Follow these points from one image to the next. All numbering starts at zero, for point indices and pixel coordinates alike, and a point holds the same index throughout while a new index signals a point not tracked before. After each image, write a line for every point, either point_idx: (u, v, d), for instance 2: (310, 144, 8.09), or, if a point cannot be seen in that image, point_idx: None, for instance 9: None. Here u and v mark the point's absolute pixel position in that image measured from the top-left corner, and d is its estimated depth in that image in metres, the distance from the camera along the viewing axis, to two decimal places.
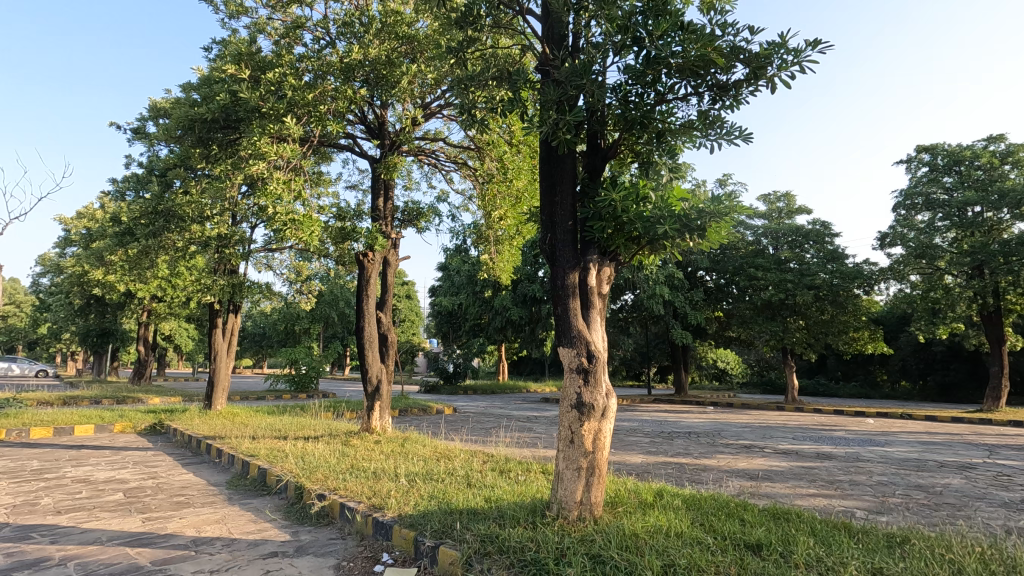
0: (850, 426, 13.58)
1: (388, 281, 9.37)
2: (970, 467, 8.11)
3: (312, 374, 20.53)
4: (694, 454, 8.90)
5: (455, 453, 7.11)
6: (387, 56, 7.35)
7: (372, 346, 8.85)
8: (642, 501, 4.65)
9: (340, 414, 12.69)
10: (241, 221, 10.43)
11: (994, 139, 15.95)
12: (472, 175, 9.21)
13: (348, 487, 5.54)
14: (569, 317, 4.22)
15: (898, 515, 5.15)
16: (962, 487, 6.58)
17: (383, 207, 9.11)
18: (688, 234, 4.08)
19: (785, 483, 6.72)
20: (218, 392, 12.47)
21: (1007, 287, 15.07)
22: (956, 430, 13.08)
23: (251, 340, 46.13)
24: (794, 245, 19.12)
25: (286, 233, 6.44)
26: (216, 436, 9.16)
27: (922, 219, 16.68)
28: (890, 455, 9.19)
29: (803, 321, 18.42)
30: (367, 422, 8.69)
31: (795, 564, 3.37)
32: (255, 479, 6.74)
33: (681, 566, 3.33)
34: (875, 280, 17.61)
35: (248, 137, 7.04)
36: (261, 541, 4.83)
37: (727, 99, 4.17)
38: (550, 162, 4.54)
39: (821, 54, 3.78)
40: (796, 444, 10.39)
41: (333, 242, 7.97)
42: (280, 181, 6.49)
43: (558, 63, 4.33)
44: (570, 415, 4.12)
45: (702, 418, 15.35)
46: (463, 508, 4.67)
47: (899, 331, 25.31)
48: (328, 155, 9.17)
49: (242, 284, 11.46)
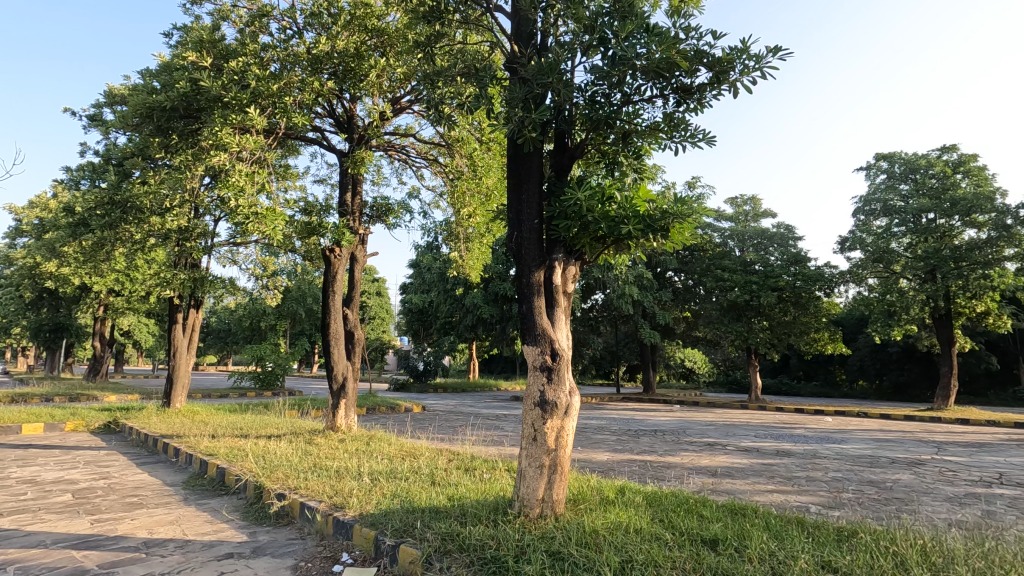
0: (810, 424, 14.00)
1: (355, 277, 9.24)
2: (919, 463, 8.46)
3: (278, 372, 20.05)
4: (659, 452, 9.07)
5: (420, 451, 7.08)
6: (355, 48, 7.28)
7: (338, 343, 8.74)
8: (604, 498, 4.70)
9: (305, 413, 12.48)
10: (204, 214, 10.18)
11: (947, 149, 16.64)
12: (442, 172, 9.10)
13: (309, 486, 5.44)
14: (534, 316, 4.22)
15: (848, 510, 5.33)
16: (909, 482, 6.86)
17: (351, 203, 8.97)
18: (652, 234, 4.11)
19: (744, 479, 6.90)
20: (178, 390, 12.10)
21: (956, 291, 15.69)
22: (908, 428, 13.62)
23: (215, 335, 44.93)
24: (759, 247, 19.64)
25: (249, 227, 6.28)
26: (174, 435, 8.89)
27: (879, 224, 17.27)
28: (846, 452, 9.52)
29: (767, 321, 18.89)
30: (332, 421, 8.56)
31: (748, 559, 3.45)
32: (213, 479, 6.57)
33: (638, 563, 3.37)
34: (836, 283, 18.12)
35: (209, 127, 6.81)
36: (216, 541, 4.70)
37: (691, 102, 4.24)
38: (516, 161, 4.54)
39: (781, 61, 3.86)
40: (758, 441, 10.67)
41: (299, 237, 7.79)
42: (244, 173, 6.30)
43: (525, 61, 4.34)
44: (533, 413, 4.13)
45: (668, 415, 15.61)
46: (425, 506, 4.64)
47: (857, 332, 26.23)
48: (295, 147, 8.99)
49: (204, 278, 11.12)
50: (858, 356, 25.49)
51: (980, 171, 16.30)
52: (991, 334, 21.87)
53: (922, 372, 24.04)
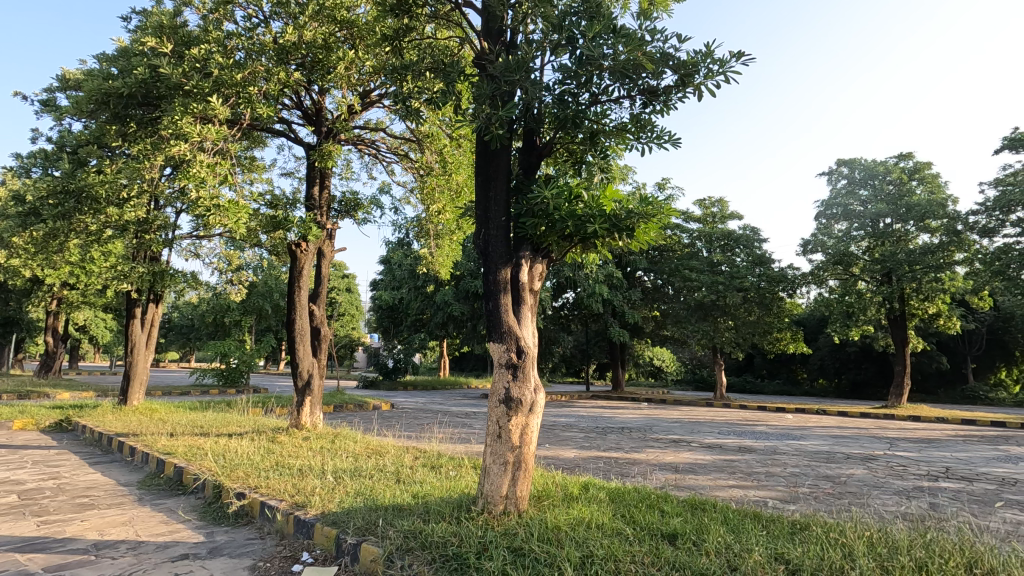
0: (771, 421, 14.39)
1: (322, 272, 9.07)
2: (872, 458, 8.79)
3: (242, 369, 19.40)
4: (625, 448, 9.21)
5: (386, 449, 7.03)
6: (323, 39, 7.16)
7: (303, 340, 8.57)
8: (568, 494, 4.75)
9: (269, 410, 12.26)
10: (165, 206, 9.90)
11: (904, 156, 17.30)
12: (412, 167, 9.02)
13: (270, 485, 5.33)
14: (500, 312, 4.23)
15: (803, 503, 5.50)
16: (863, 477, 7.13)
17: (319, 197, 8.82)
18: (617, 233, 4.13)
19: (706, 475, 7.05)
20: (135, 387, 11.71)
21: (911, 293, 16.44)
22: (863, 424, 14.17)
23: (177, 331, 43.73)
24: (726, 248, 20.05)
25: (210, 220, 6.09)
26: (131, 433, 8.61)
27: (839, 228, 17.83)
28: (804, 448, 9.81)
29: (732, 321, 19.31)
30: (297, 418, 8.41)
31: (705, 552, 3.53)
32: (170, 478, 6.38)
33: (598, 557, 3.41)
34: (798, 283, 18.61)
35: (168, 115, 6.57)
36: (171, 543, 4.57)
37: (657, 104, 4.30)
38: (485, 158, 4.54)
39: (743, 66, 3.96)
40: (721, 438, 10.92)
41: (265, 231, 7.59)
42: (205, 164, 6.04)
43: (493, 57, 4.34)
44: (498, 410, 4.14)
45: (636, 413, 15.84)
46: (388, 503, 4.60)
47: (817, 332, 27.10)
48: (261, 138, 8.80)
49: (165, 272, 10.75)
50: (818, 355, 26.35)
51: (934, 178, 17.02)
52: (942, 335, 22.86)
53: (878, 371, 24.97)
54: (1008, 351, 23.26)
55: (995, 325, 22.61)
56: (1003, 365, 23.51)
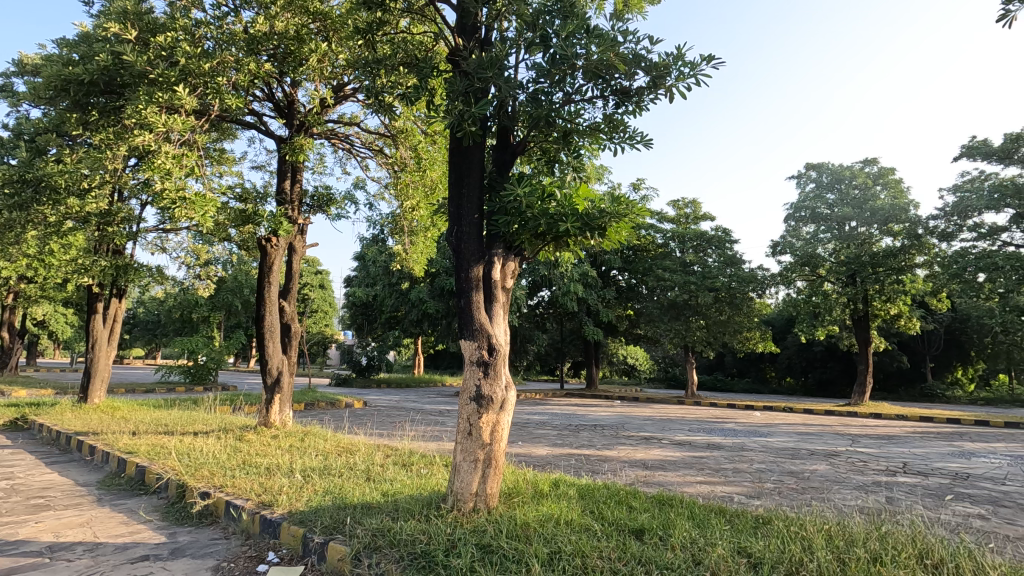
0: (739, 419, 14.65)
1: (292, 268, 8.91)
2: (835, 454, 9.06)
3: (211, 366, 19.00)
4: (597, 446, 9.30)
5: (357, 447, 6.97)
6: (295, 31, 7.05)
7: (273, 336, 8.41)
8: (537, 491, 4.77)
9: (237, 408, 12.03)
10: (130, 198, 9.62)
11: (869, 161, 17.83)
12: (387, 163, 8.93)
13: (236, 484, 5.24)
14: (472, 310, 4.23)
15: (767, 498, 5.63)
16: (825, 472, 7.35)
17: (291, 191, 8.66)
18: (590, 232, 4.14)
19: (675, 471, 7.17)
20: (97, 384, 11.36)
21: (874, 294, 17.00)
22: (826, 421, 14.58)
23: (142, 326, 42.43)
24: (698, 249, 20.39)
25: (176, 213, 5.91)
26: (91, 432, 8.36)
27: (807, 230, 18.27)
28: (770, 445, 10.05)
29: (704, 321, 19.66)
30: (265, 417, 8.26)
31: (671, 547, 3.59)
32: (132, 478, 6.21)
33: (566, 553, 3.44)
34: (767, 284, 19.02)
35: (132, 105, 6.36)
36: (131, 544, 4.44)
37: (630, 104, 4.34)
38: (458, 155, 4.53)
39: (714, 69, 4.03)
40: (691, 435, 11.10)
41: (233, 225, 7.41)
42: (171, 156, 5.88)
43: (467, 53, 4.32)
44: (469, 407, 4.13)
45: (609, 411, 16.02)
46: (357, 502, 4.56)
47: (785, 332, 27.81)
48: (231, 130, 8.61)
49: (128, 266, 10.43)
50: (786, 354, 27.01)
51: (897, 183, 17.54)
52: (903, 335, 23.67)
53: (842, 369, 25.69)
54: (964, 351, 24.16)
55: (952, 325, 23.49)
56: (959, 365, 24.39)
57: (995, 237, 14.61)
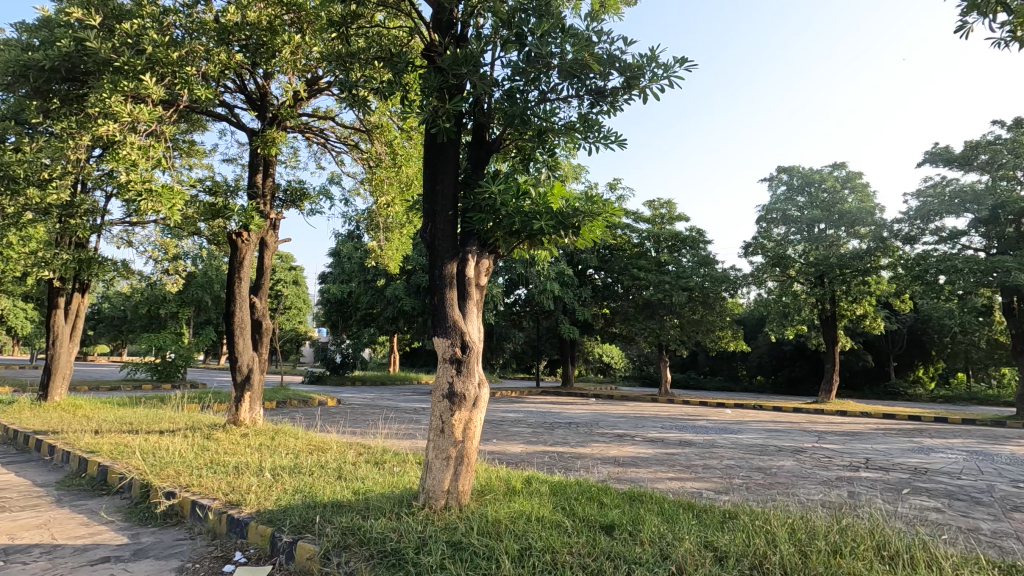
0: (711, 416, 14.93)
1: (264, 264, 8.75)
2: (802, 450, 9.29)
3: (179, 363, 18.53)
4: (571, 443, 9.38)
5: (329, 445, 6.88)
6: (268, 22, 6.94)
7: (243, 333, 8.26)
8: (510, 488, 4.78)
9: (206, 407, 11.76)
10: (94, 189, 9.34)
11: (838, 165, 18.29)
12: (362, 158, 8.82)
13: (203, 482, 5.13)
14: (445, 307, 4.21)
15: (735, 494, 5.75)
16: (792, 468, 7.54)
17: (263, 185, 8.51)
18: (564, 231, 4.15)
19: (647, 468, 7.28)
20: (58, 381, 11.00)
21: (841, 294, 17.43)
22: (794, 419, 14.96)
23: (107, 324, 41.11)
24: (673, 249, 20.72)
25: (142, 206, 5.70)
26: (50, 431, 8.08)
27: (778, 232, 18.66)
28: (740, 442, 10.27)
29: (678, 320, 19.96)
30: (234, 415, 8.11)
31: (640, 542, 3.64)
32: (93, 478, 6.03)
33: (536, 549, 3.46)
34: (739, 284, 19.40)
35: (95, 93, 6.16)
36: (91, 545, 4.32)
37: (604, 104, 4.37)
38: (433, 152, 4.51)
39: (686, 71, 4.09)
40: (664, 432, 11.27)
41: (202, 219, 7.22)
42: (137, 147, 5.69)
43: (442, 50, 4.30)
44: (441, 405, 4.13)
45: (583, 408, 16.16)
46: (328, 500, 4.51)
47: (756, 331, 28.45)
48: (201, 122, 8.45)
49: (92, 260, 10.11)
50: (757, 353, 27.58)
51: (864, 187, 18.03)
52: (868, 335, 24.41)
53: (811, 368, 26.36)
54: (925, 351, 25.01)
55: (914, 326, 24.33)
56: (921, 364, 25.23)
57: (955, 241, 15.15)
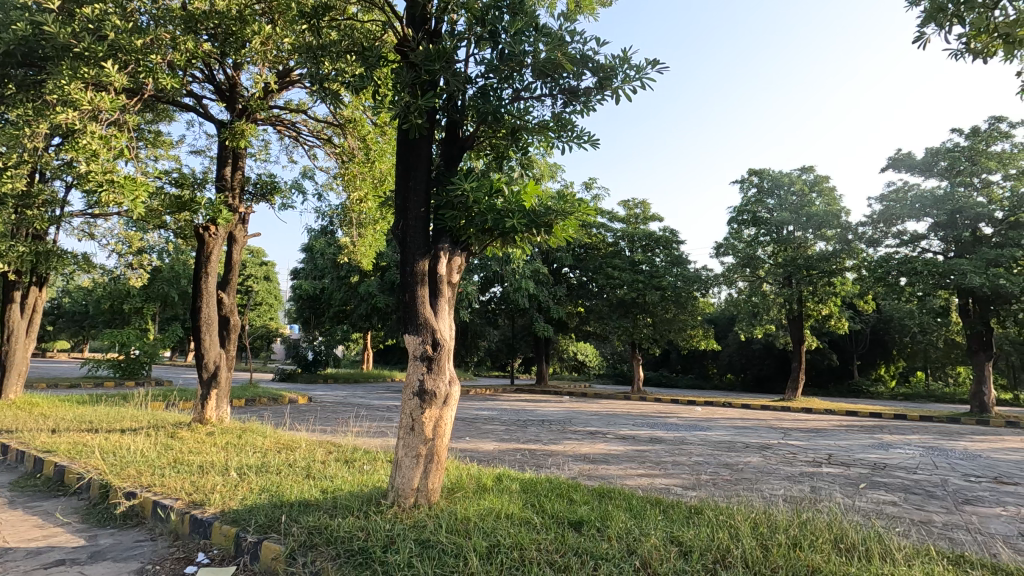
0: (681, 414, 15.19)
1: (232, 259, 8.55)
2: (768, 447, 9.53)
3: (144, 361, 18.18)
4: (544, 440, 9.46)
5: (298, 444, 6.77)
6: (238, 11, 6.79)
7: (210, 329, 8.05)
8: (480, 486, 4.79)
9: (171, 405, 11.46)
10: (53, 179, 8.98)
11: (806, 169, 18.74)
12: (335, 153, 8.70)
13: (165, 482, 5.00)
14: (417, 305, 4.18)
15: (702, 490, 5.87)
16: (758, 464, 7.74)
17: (231, 178, 8.30)
18: (535, 229, 4.13)
19: (618, 465, 7.37)
20: (13, 379, 10.53)
21: (807, 295, 17.87)
22: (762, 416, 15.32)
23: (69, 318, 39.97)
24: (647, 248, 20.92)
25: (103, 197, 5.48)
26: (3, 430, 7.75)
27: (748, 233, 19.08)
28: (709, 438, 10.47)
29: (650, 318, 20.21)
30: (200, 413, 7.92)
31: (607, 538, 3.68)
32: (50, 478, 5.83)
33: (504, 546, 3.48)
34: (710, 284, 19.75)
35: (54, 80, 5.94)
36: (45, 548, 4.17)
37: (577, 104, 4.40)
38: (405, 148, 4.46)
39: (658, 73, 4.13)
40: (635, 430, 11.44)
41: (168, 212, 7.02)
42: (99, 136, 5.50)
43: (415, 45, 4.26)
44: (411, 402, 4.10)
45: (557, 406, 16.29)
46: (294, 500, 4.45)
47: (727, 330, 29.09)
48: (168, 112, 8.23)
49: (50, 253, 9.73)
50: (727, 351, 28.15)
51: (831, 191, 18.49)
52: (833, 334, 25.18)
53: (778, 366, 27.01)
54: (887, 350, 25.84)
55: (877, 326, 25.17)
56: (882, 363, 26.08)
57: (915, 244, 15.70)
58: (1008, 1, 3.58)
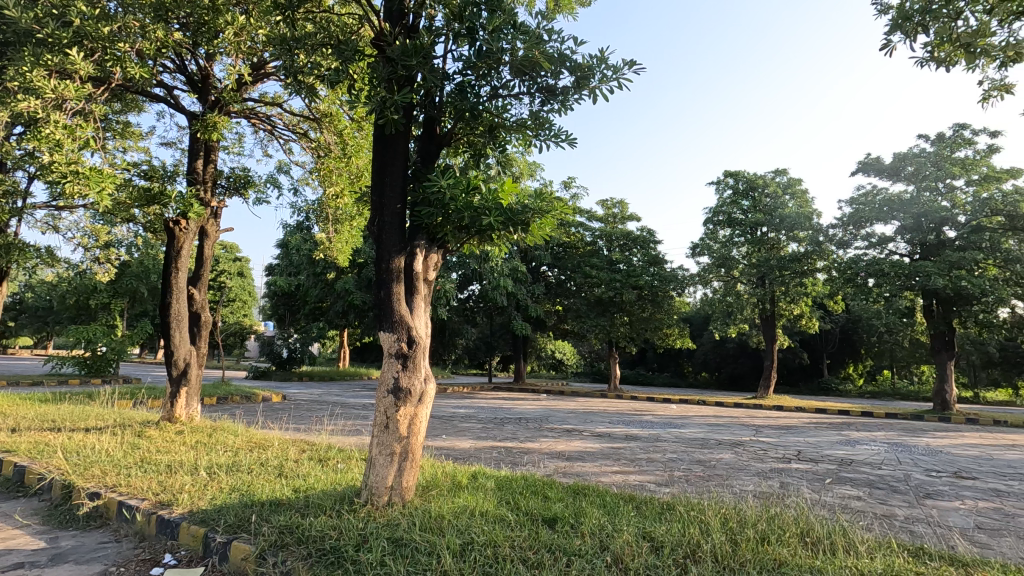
0: (657, 412, 15.35)
1: (204, 254, 8.37)
2: (740, 444, 9.70)
3: (111, 357, 17.76)
4: (520, 438, 9.47)
5: (271, 442, 6.67)
6: (210, 0, 6.59)
7: (180, 324, 7.85)
8: (455, 484, 4.77)
9: (139, 403, 11.16)
10: (14, 170, 8.66)
11: (779, 172, 19.10)
12: (311, 147, 8.57)
13: (131, 482, 4.87)
14: (392, 302, 4.14)
15: (675, 486, 5.96)
16: (729, 460, 7.88)
17: (203, 171, 8.12)
18: (512, 226, 4.10)
19: (593, 462, 7.42)
20: None
21: (780, 295, 18.20)
22: (735, 413, 15.58)
23: (32, 314, 38.59)
24: (624, 248, 21.10)
25: (66, 189, 5.28)
26: None
27: (723, 234, 19.41)
28: (683, 436, 10.61)
29: (627, 317, 20.34)
30: (169, 412, 7.73)
31: (581, 534, 3.71)
32: (10, 479, 5.64)
33: (478, 544, 3.48)
34: (686, 283, 19.98)
35: (15, 66, 5.74)
36: (3, 551, 4.02)
37: (555, 103, 4.41)
38: (381, 144, 4.42)
39: (634, 73, 4.17)
40: (611, 427, 11.54)
41: (136, 205, 6.84)
42: (63, 126, 5.31)
43: (392, 40, 4.23)
44: (386, 400, 4.07)
45: (534, 404, 16.33)
46: (265, 499, 4.38)
47: (702, 329, 29.55)
48: (137, 103, 8.01)
49: (11, 245, 9.37)
50: (702, 350, 28.59)
51: (803, 194, 18.83)
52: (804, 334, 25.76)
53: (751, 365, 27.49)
54: (855, 349, 26.55)
55: (846, 326, 25.83)
56: (851, 362, 26.79)
57: (883, 246, 16.15)
58: (969, 12, 3.71)
